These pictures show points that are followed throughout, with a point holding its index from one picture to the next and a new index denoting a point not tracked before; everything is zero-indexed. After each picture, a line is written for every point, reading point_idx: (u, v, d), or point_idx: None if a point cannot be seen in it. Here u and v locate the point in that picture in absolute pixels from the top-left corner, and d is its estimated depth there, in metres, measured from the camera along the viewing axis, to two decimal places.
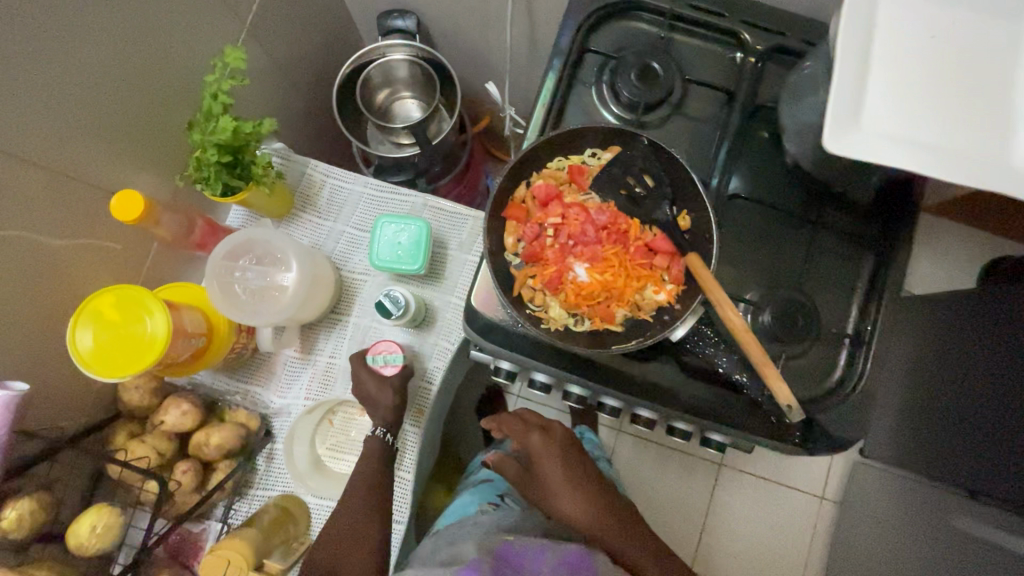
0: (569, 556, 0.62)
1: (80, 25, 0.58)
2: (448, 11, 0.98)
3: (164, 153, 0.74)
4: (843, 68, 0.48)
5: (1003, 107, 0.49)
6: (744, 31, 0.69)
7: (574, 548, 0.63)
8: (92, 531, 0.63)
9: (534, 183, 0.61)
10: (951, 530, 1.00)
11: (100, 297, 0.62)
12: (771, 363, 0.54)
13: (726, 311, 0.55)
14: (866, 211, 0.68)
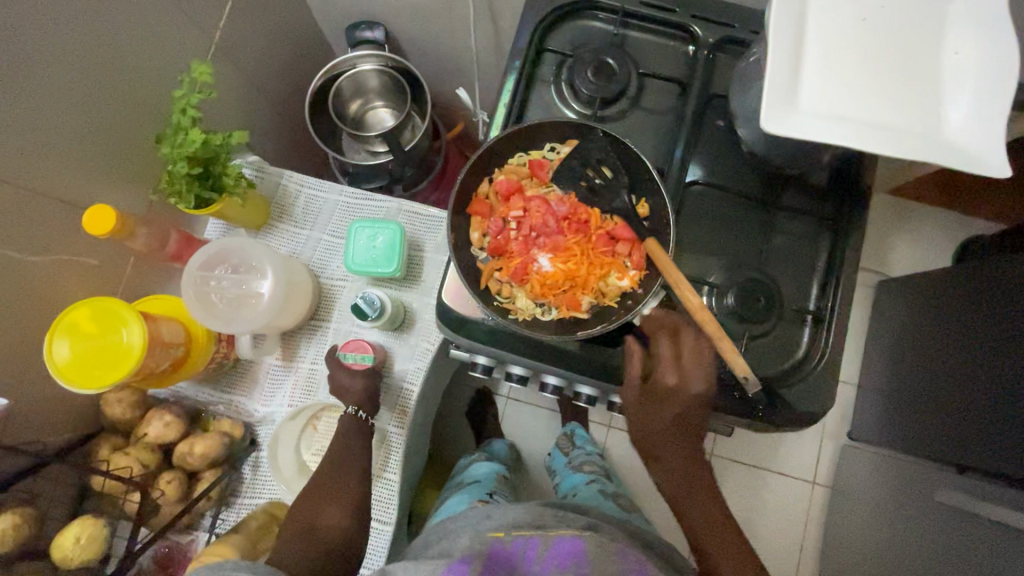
0: (563, 546, 0.52)
1: (48, 46, 0.60)
2: (415, 20, 1.01)
3: (136, 169, 0.75)
4: (781, 53, 0.50)
5: (933, 85, 0.51)
6: (694, 25, 0.71)
7: (568, 536, 0.53)
8: (76, 543, 0.64)
9: (496, 179, 0.64)
10: (938, 506, 1.01)
11: (77, 309, 0.64)
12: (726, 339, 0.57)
13: (683, 292, 0.58)
14: (822, 193, 0.71)
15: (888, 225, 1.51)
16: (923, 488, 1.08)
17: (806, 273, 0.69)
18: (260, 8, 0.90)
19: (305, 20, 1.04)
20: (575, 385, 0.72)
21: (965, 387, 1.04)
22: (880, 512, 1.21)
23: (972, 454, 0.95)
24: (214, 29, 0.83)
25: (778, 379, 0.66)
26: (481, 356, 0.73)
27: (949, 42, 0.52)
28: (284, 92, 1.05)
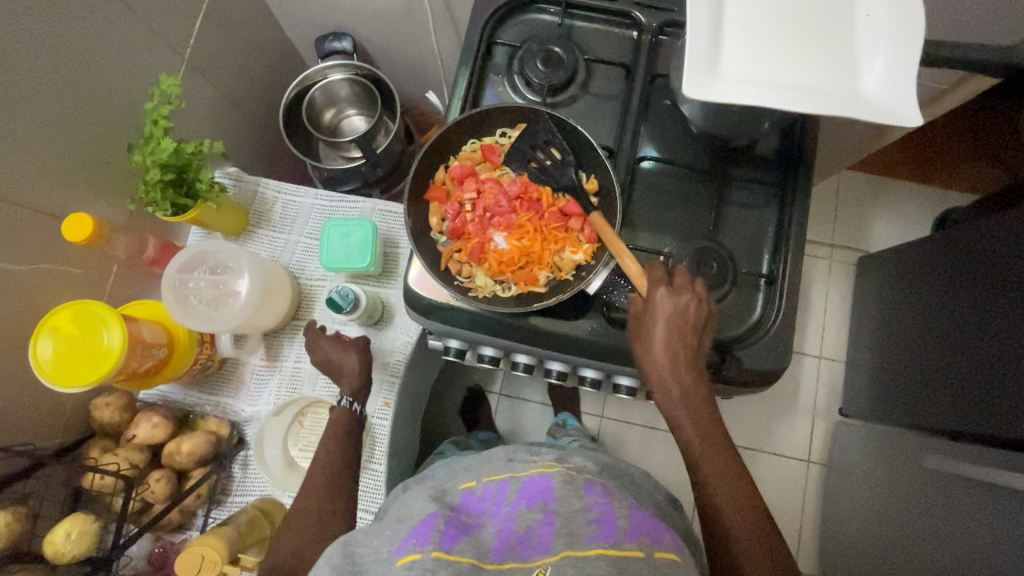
0: (529, 485, 0.51)
1: (25, 65, 0.64)
2: (380, 29, 1.05)
3: (114, 180, 0.79)
4: (700, 24, 0.54)
5: (848, 45, 0.55)
6: (634, 11, 0.75)
7: (537, 477, 0.52)
8: (67, 538, 0.66)
9: (451, 165, 0.68)
10: (931, 471, 1.01)
11: (59, 314, 0.68)
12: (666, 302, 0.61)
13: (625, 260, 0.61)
14: (768, 162, 0.74)
15: (861, 202, 1.53)
16: (914, 455, 1.08)
17: (757, 239, 0.72)
18: (229, 26, 0.95)
19: (275, 36, 1.08)
20: (545, 362, 0.74)
21: (945, 349, 1.05)
22: (875, 484, 1.21)
23: (969, 419, 0.95)
24: (185, 46, 0.87)
25: (734, 341, 0.68)
26: (453, 339, 0.74)
27: (859, 6, 0.56)
28: (257, 105, 1.10)
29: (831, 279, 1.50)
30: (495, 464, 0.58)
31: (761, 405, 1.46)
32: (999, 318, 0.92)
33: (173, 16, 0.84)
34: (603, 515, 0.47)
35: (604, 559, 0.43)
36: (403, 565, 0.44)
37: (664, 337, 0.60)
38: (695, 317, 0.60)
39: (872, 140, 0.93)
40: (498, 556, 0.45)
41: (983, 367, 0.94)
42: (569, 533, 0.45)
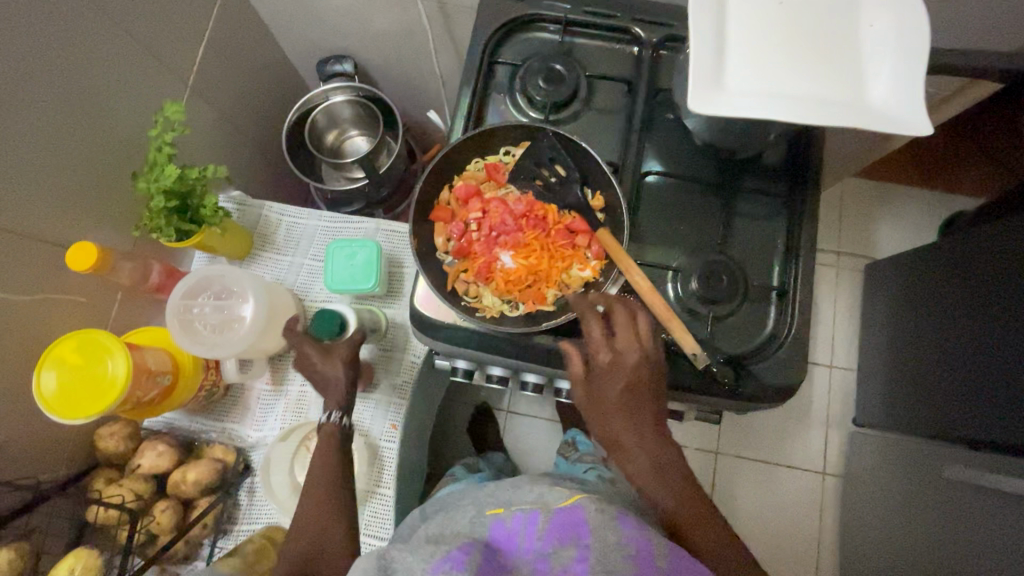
0: (563, 517, 0.50)
1: (29, 97, 0.64)
2: (381, 51, 1.06)
3: (118, 207, 0.79)
4: (704, 38, 0.53)
5: (853, 54, 0.54)
6: (635, 26, 0.75)
7: (571, 507, 0.51)
8: (72, 574, 0.65)
9: (455, 185, 0.67)
10: (956, 484, 0.98)
11: (63, 344, 0.68)
12: (675, 317, 0.60)
13: (634, 276, 0.61)
14: (775, 173, 0.73)
15: (867, 209, 1.52)
16: (937, 467, 1.05)
17: (767, 251, 0.71)
18: (232, 52, 0.96)
19: (277, 60, 1.09)
20: (554, 381, 0.73)
21: (961, 357, 1.03)
22: (895, 497, 1.18)
23: (996, 431, 0.93)
24: (188, 73, 0.88)
25: (748, 356, 0.67)
26: (461, 359, 0.73)
27: (863, 15, 0.55)
28: (260, 128, 1.10)
29: (839, 287, 1.49)
30: (520, 488, 0.57)
31: (774, 417, 1.43)
32: (1017, 324, 0.90)
33: (177, 44, 0.84)
34: (639, 555, 0.47)
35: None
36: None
37: (614, 408, 0.57)
38: (646, 386, 0.57)
39: (877, 147, 0.93)
40: None
41: (1012, 372, 0.91)
42: (607, 574, 0.45)
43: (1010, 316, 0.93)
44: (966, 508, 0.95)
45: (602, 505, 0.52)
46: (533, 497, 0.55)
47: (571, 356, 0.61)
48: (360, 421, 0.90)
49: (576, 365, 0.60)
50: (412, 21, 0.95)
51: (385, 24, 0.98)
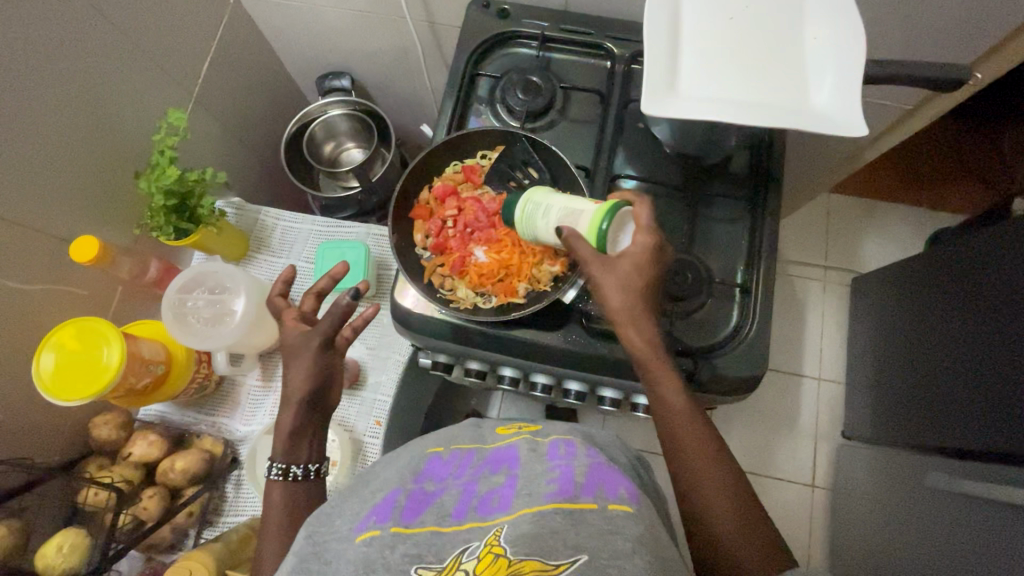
0: (494, 456, 0.59)
1: (42, 101, 0.70)
2: (376, 68, 1.12)
3: (120, 207, 0.85)
4: (658, 49, 0.58)
5: (797, 65, 0.59)
6: (608, 43, 0.81)
7: (505, 447, 0.60)
8: (58, 551, 0.67)
9: (434, 185, 0.73)
10: (933, 492, 0.96)
11: (63, 330, 0.72)
12: None
13: None
14: (739, 179, 0.77)
15: (854, 222, 1.45)
16: (915, 476, 1.02)
17: (732, 252, 0.75)
18: (236, 67, 1.03)
19: (279, 76, 1.16)
20: (530, 374, 0.75)
21: (935, 362, 1.01)
22: (880, 507, 1.11)
23: (969, 437, 0.91)
24: (192, 85, 0.94)
25: (710, 350, 0.70)
26: (441, 353, 0.76)
27: (808, 30, 0.60)
28: (260, 139, 1.17)
29: (827, 300, 1.40)
30: (464, 435, 0.65)
31: (760, 426, 1.34)
32: (998, 325, 0.88)
33: (182, 57, 0.91)
34: (562, 474, 0.52)
35: (560, 512, 0.47)
36: (362, 541, 0.46)
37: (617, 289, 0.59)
38: (652, 274, 0.60)
39: (849, 159, 0.95)
40: (459, 517, 0.50)
41: (986, 368, 0.89)
42: (528, 493, 0.50)
43: (984, 319, 0.91)
44: (940, 516, 0.92)
45: (536, 443, 0.59)
46: (474, 443, 0.63)
47: (578, 244, 0.58)
48: (345, 417, 0.93)
49: (589, 252, 0.58)
50: (405, 40, 1.01)
51: (381, 43, 1.04)
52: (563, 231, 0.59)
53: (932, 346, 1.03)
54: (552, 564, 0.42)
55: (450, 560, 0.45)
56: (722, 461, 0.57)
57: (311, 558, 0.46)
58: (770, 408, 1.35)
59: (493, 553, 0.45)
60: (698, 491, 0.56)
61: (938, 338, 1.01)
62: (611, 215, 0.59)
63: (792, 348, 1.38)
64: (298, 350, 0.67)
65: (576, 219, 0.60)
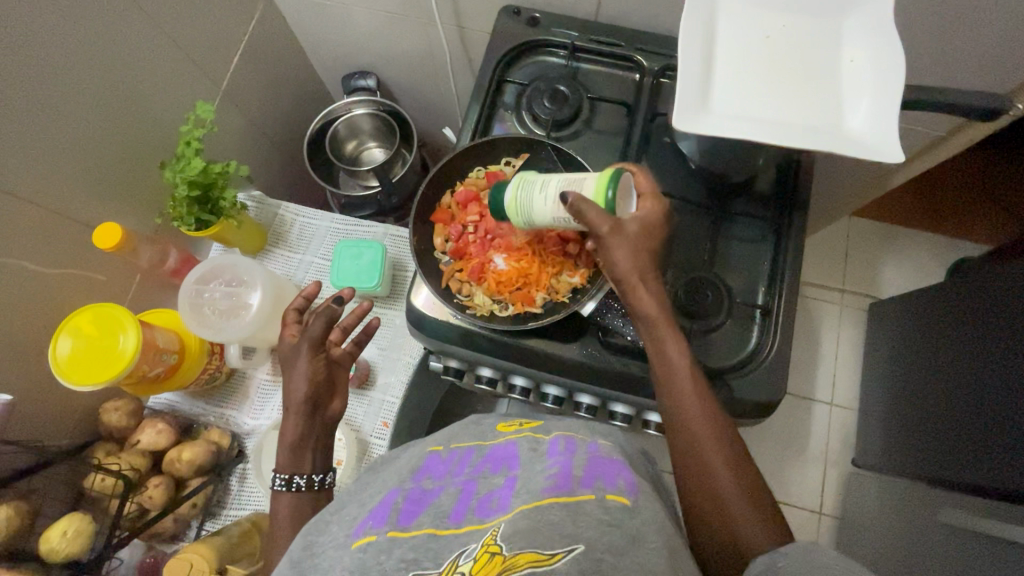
0: (493, 452, 0.58)
1: (75, 88, 0.71)
2: (402, 69, 1.13)
3: (144, 195, 0.86)
4: (691, 64, 0.57)
5: (831, 87, 0.58)
6: (638, 56, 0.80)
7: (505, 444, 0.59)
8: (63, 536, 0.68)
9: (456, 190, 0.73)
10: (939, 527, 0.93)
11: (80, 315, 0.73)
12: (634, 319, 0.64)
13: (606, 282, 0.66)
14: (765, 199, 0.76)
15: (874, 247, 1.43)
16: (923, 509, 0.99)
17: (754, 272, 0.74)
18: (265, 64, 1.04)
19: (306, 74, 1.17)
20: (541, 385, 0.74)
21: (950, 393, 0.98)
22: (889, 540, 1.07)
23: (975, 471, 0.88)
24: (221, 78, 0.95)
25: (728, 370, 0.69)
26: (453, 358, 0.75)
27: (844, 52, 0.59)
28: (284, 134, 1.17)
29: (842, 325, 1.38)
30: (465, 433, 0.65)
31: (768, 449, 1.31)
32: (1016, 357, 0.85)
33: (213, 50, 0.91)
34: (560, 468, 0.51)
35: (558, 505, 0.46)
36: (359, 546, 0.46)
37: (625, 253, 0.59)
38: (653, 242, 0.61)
39: (875, 183, 0.94)
40: (457, 519, 0.48)
41: (1008, 401, 0.85)
42: (526, 490, 0.49)
43: (1003, 347, 0.88)
44: (945, 552, 0.89)
45: (537, 441, 0.58)
46: (473, 441, 0.62)
47: (588, 210, 0.57)
48: (353, 416, 0.92)
49: (600, 217, 0.57)
50: (433, 43, 1.02)
51: (409, 46, 1.05)
52: (570, 197, 0.57)
53: (948, 377, 1.00)
54: (547, 553, 0.42)
55: (446, 565, 0.43)
56: (723, 433, 0.58)
57: (308, 566, 0.47)
58: (779, 432, 1.32)
59: (489, 551, 0.43)
60: (696, 458, 0.57)
61: (955, 369, 0.98)
62: (615, 181, 0.59)
63: (805, 371, 1.36)
64: (293, 358, 0.70)
65: (579, 186, 0.60)
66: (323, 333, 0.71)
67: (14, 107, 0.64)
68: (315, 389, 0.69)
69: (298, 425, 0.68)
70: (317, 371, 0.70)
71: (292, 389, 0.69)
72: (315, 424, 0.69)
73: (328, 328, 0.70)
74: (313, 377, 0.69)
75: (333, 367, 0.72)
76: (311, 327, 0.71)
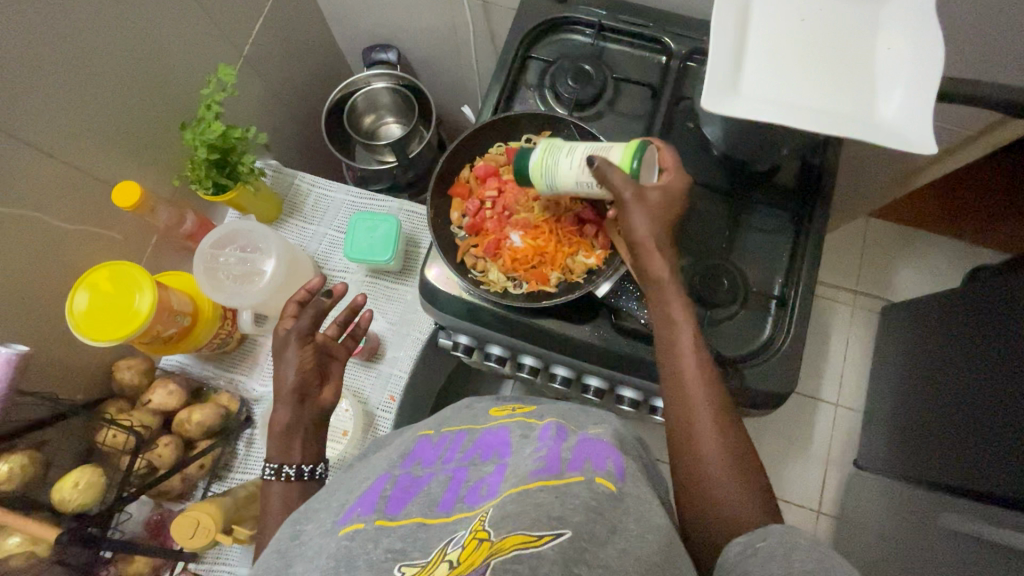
0: (483, 437, 0.60)
1: (100, 45, 0.71)
2: (423, 43, 1.12)
3: (163, 157, 0.86)
4: (723, 45, 0.56)
5: (866, 74, 0.57)
6: (665, 37, 0.78)
7: (496, 430, 0.60)
8: (74, 487, 0.69)
9: (476, 164, 0.73)
10: (939, 531, 0.92)
11: (97, 272, 0.74)
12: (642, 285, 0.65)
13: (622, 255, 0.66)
14: (788, 189, 0.75)
15: (891, 249, 1.41)
16: (924, 512, 0.98)
17: (772, 262, 0.73)
18: (286, 32, 1.03)
19: (326, 44, 1.16)
20: (550, 366, 0.74)
21: (958, 397, 0.97)
22: (887, 542, 1.06)
23: (980, 477, 0.87)
24: (243, 44, 0.95)
25: (743, 359, 0.68)
26: (463, 335, 0.75)
27: (882, 39, 0.58)
28: (302, 104, 1.17)
29: (852, 325, 1.36)
30: (457, 416, 0.67)
31: (770, 445, 1.31)
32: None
33: (236, 15, 0.91)
34: (548, 452, 0.51)
35: (545, 488, 0.46)
36: (346, 534, 0.46)
37: (645, 214, 0.59)
38: (675, 210, 0.62)
39: (900, 180, 0.92)
40: (445, 509, 0.49)
41: (1017, 406, 0.83)
42: (514, 475, 0.50)
43: (1012, 350, 0.87)
44: (941, 555, 0.89)
45: (528, 427, 0.59)
46: (464, 424, 0.64)
47: (613, 174, 0.59)
48: (360, 388, 0.93)
49: (624, 180, 0.59)
50: (457, 18, 1.00)
51: (432, 20, 1.04)
52: (596, 158, 0.59)
53: (958, 381, 0.98)
54: (536, 535, 0.41)
55: (434, 555, 0.43)
56: (724, 408, 0.57)
57: (296, 557, 0.47)
58: (781, 429, 1.32)
59: (478, 538, 0.43)
60: (694, 427, 0.57)
61: (965, 373, 0.97)
62: (641, 153, 0.60)
63: (813, 370, 1.35)
64: (282, 346, 0.71)
65: (606, 154, 0.62)
66: (312, 324, 0.72)
67: (40, 63, 0.65)
68: (304, 377, 0.70)
69: (288, 412, 0.68)
70: (305, 360, 0.71)
71: (282, 376, 0.70)
72: (302, 413, 0.70)
73: (317, 321, 0.72)
74: (302, 365, 0.70)
75: (324, 357, 0.73)
76: (297, 320, 0.72)
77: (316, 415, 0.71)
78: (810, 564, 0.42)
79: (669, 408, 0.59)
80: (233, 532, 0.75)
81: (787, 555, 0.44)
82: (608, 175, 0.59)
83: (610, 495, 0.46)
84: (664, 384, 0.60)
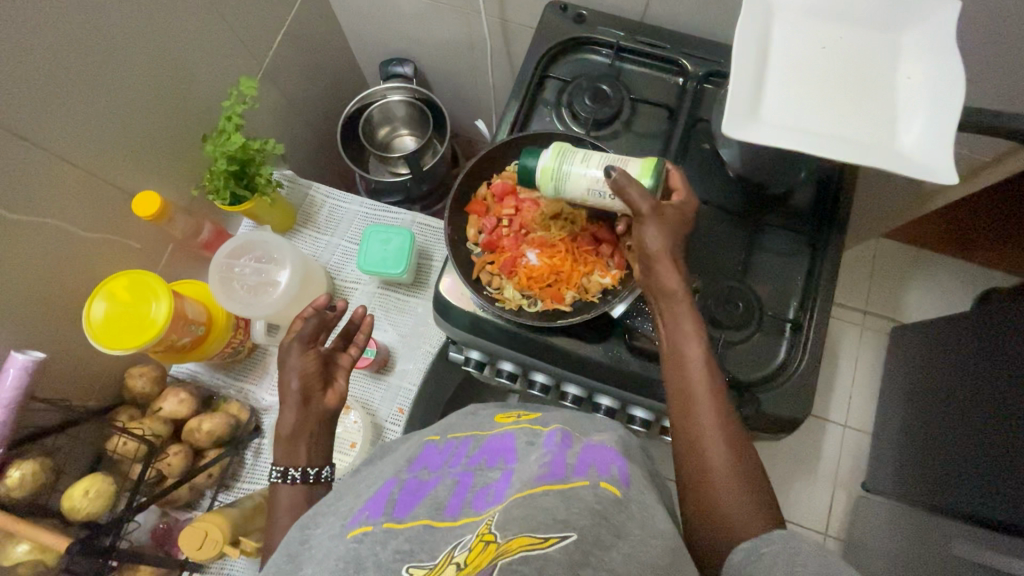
0: (490, 444, 0.59)
1: (123, 56, 0.72)
2: (439, 58, 1.13)
3: (183, 165, 0.87)
4: (744, 69, 0.57)
5: (885, 102, 0.57)
6: (683, 59, 0.79)
7: (502, 437, 0.60)
8: (85, 495, 0.69)
9: (493, 182, 0.74)
10: (947, 557, 0.90)
11: (116, 281, 0.75)
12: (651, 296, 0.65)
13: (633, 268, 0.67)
14: (804, 213, 0.75)
15: (902, 271, 1.40)
16: (932, 537, 0.97)
17: (786, 286, 0.73)
18: (306, 46, 1.05)
19: (345, 58, 1.18)
20: (562, 384, 0.74)
21: (967, 423, 0.96)
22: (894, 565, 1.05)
23: (989, 504, 0.85)
24: (264, 56, 0.96)
25: (754, 383, 0.68)
26: (475, 350, 0.75)
27: (901, 67, 0.58)
28: (319, 116, 1.18)
29: (862, 346, 1.36)
30: (462, 423, 0.66)
31: (777, 465, 1.30)
32: None
33: (258, 29, 0.92)
34: (553, 457, 0.51)
35: (551, 492, 0.45)
36: (353, 536, 0.46)
37: (656, 225, 0.60)
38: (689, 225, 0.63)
39: (915, 204, 0.91)
40: (452, 513, 0.49)
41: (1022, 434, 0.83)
42: (520, 480, 0.50)
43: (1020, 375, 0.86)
44: None
45: (534, 434, 0.58)
46: (470, 430, 0.64)
47: (631, 188, 0.59)
48: (369, 400, 0.93)
49: (640, 197, 0.59)
50: (474, 34, 1.01)
51: (448, 35, 1.05)
52: (614, 172, 0.60)
53: (967, 406, 0.97)
54: (541, 537, 0.40)
55: (441, 558, 0.43)
56: (732, 423, 0.57)
57: (304, 560, 0.47)
58: (789, 449, 1.31)
59: (484, 540, 0.42)
60: (702, 440, 0.56)
61: (976, 399, 0.96)
62: (657, 171, 0.61)
63: (823, 391, 1.33)
64: (284, 355, 0.72)
65: (623, 166, 0.62)
66: (313, 331, 0.73)
67: (63, 71, 0.66)
68: (307, 383, 0.70)
69: (292, 417, 0.68)
70: (308, 366, 0.71)
71: (285, 383, 0.70)
72: (308, 415, 0.69)
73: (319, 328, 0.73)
74: (304, 371, 0.70)
75: (326, 364, 0.73)
76: (301, 328, 0.73)
77: (322, 422, 0.70)
78: (814, 570, 0.42)
79: (678, 420, 0.58)
80: (240, 543, 0.74)
81: (791, 561, 0.44)
82: (624, 187, 0.59)
83: (617, 502, 0.46)
84: (671, 396, 0.60)
